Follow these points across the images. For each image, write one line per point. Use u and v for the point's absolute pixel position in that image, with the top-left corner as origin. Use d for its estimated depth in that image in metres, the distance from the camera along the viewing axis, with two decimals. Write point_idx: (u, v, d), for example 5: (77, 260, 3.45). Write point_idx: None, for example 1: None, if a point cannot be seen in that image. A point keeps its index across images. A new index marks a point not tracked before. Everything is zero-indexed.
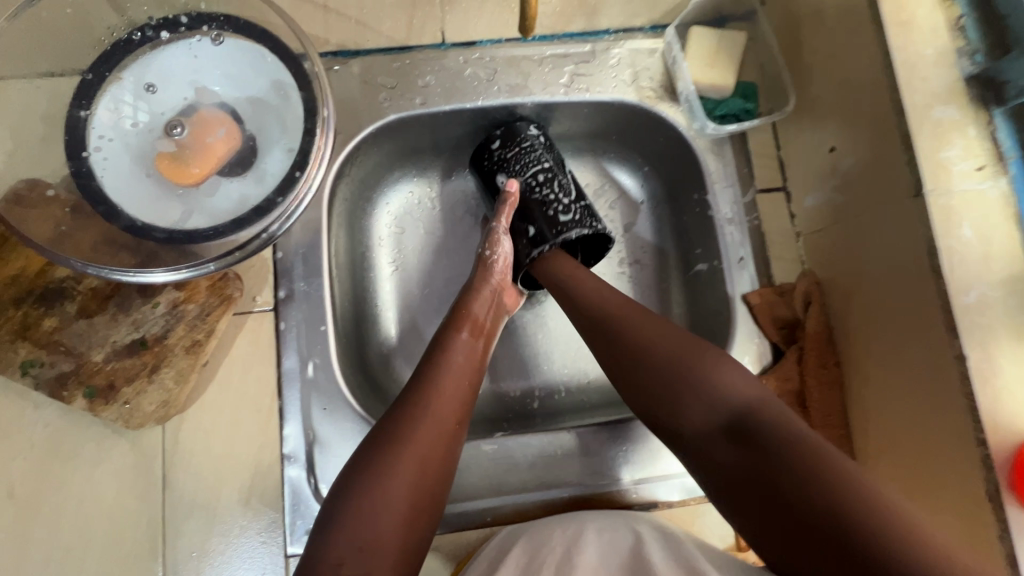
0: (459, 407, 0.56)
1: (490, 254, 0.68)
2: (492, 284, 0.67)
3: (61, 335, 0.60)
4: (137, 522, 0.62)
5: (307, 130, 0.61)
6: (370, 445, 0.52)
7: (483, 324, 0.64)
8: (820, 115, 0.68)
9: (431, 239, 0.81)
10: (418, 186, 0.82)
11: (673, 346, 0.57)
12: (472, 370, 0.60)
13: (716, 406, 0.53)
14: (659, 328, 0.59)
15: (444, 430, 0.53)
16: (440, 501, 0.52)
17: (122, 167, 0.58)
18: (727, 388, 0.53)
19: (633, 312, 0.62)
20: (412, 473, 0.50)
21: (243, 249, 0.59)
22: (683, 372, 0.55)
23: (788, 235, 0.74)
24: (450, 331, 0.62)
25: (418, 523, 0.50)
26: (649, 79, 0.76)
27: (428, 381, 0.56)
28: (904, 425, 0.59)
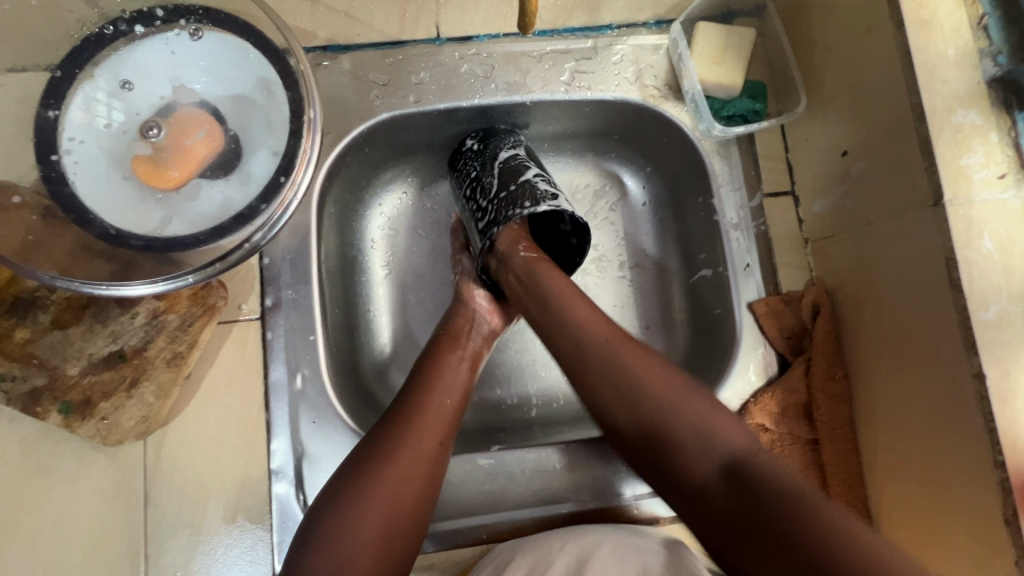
0: (443, 430, 0.53)
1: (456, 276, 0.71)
2: (471, 304, 0.66)
3: (33, 347, 0.57)
4: (117, 542, 0.59)
5: (293, 132, 0.57)
6: (352, 463, 0.50)
7: (468, 345, 0.62)
8: (831, 117, 0.65)
9: (416, 247, 0.78)
10: (394, 192, 0.78)
11: (664, 383, 0.51)
12: (458, 391, 0.57)
13: (708, 448, 0.47)
14: (649, 361, 0.53)
15: (423, 457, 0.51)
16: (422, 526, 0.50)
17: (96, 171, 0.54)
18: (721, 433, 0.48)
19: (624, 342, 0.54)
20: (389, 495, 0.48)
21: (225, 259, 0.56)
22: (673, 410, 0.49)
23: (795, 241, 0.71)
24: (435, 353, 0.60)
25: (394, 548, 0.48)
26: (652, 77, 0.73)
27: (413, 398, 0.54)
28: (915, 442, 0.57)
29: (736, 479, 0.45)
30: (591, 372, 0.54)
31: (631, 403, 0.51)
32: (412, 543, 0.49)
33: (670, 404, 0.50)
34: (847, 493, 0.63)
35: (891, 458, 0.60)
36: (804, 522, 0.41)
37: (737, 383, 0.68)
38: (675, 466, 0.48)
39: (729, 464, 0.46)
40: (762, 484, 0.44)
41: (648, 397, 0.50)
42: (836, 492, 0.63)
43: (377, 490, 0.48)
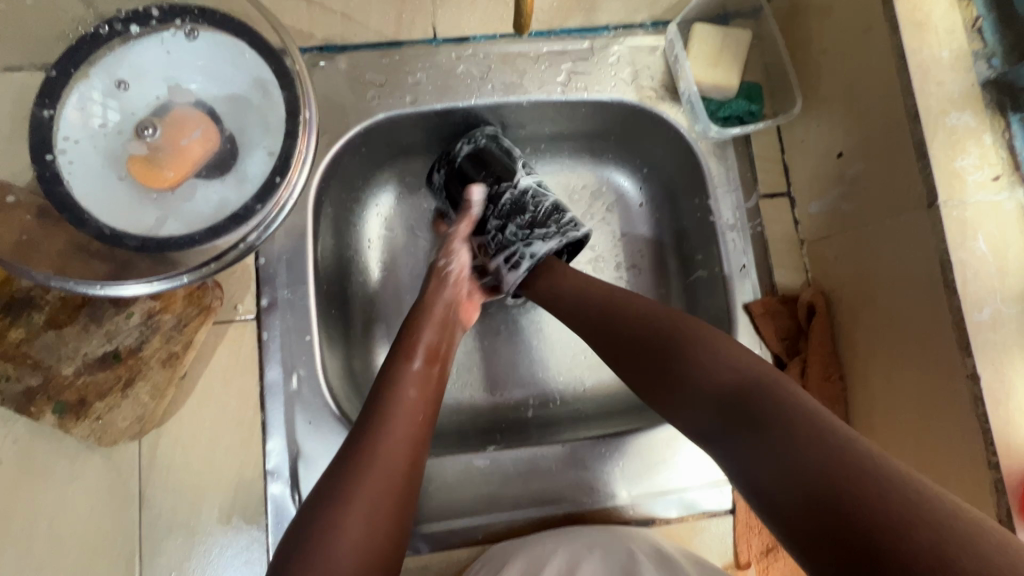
0: (412, 446, 0.52)
1: (447, 264, 0.68)
2: (446, 295, 0.66)
3: (28, 347, 0.57)
4: (112, 542, 0.59)
5: (288, 132, 0.57)
6: (326, 483, 0.48)
7: (439, 348, 0.61)
8: (827, 118, 0.66)
9: (407, 251, 0.78)
10: (382, 198, 0.78)
11: (679, 335, 0.54)
12: (427, 400, 0.56)
13: (706, 382, 0.49)
14: (664, 317, 0.57)
15: (394, 475, 0.50)
16: (399, 542, 0.49)
17: (92, 170, 0.54)
18: (725, 368, 0.49)
19: (640, 302, 0.59)
20: (365, 514, 0.47)
21: (220, 259, 0.55)
22: (675, 350, 0.53)
23: (791, 242, 0.72)
24: (400, 360, 0.58)
25: (374, 567, 0.46)
26: (649, 78, 0.74)
27: (380, 414, 0.53)
28: (908, 445, 0.57)
29: (744, 402, 0.46)
30: (611, 329, 0.58)
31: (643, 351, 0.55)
32: (391, 561, 0.48)
33: (679, 350, 0.53)
34: None
35: None
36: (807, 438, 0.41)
37: None
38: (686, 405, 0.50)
39: (727, 395, 0.48)
40: (770, 405, 0.44)
41: (647, 342, 0.55)
42: None
43: (353, 509, 0.47)
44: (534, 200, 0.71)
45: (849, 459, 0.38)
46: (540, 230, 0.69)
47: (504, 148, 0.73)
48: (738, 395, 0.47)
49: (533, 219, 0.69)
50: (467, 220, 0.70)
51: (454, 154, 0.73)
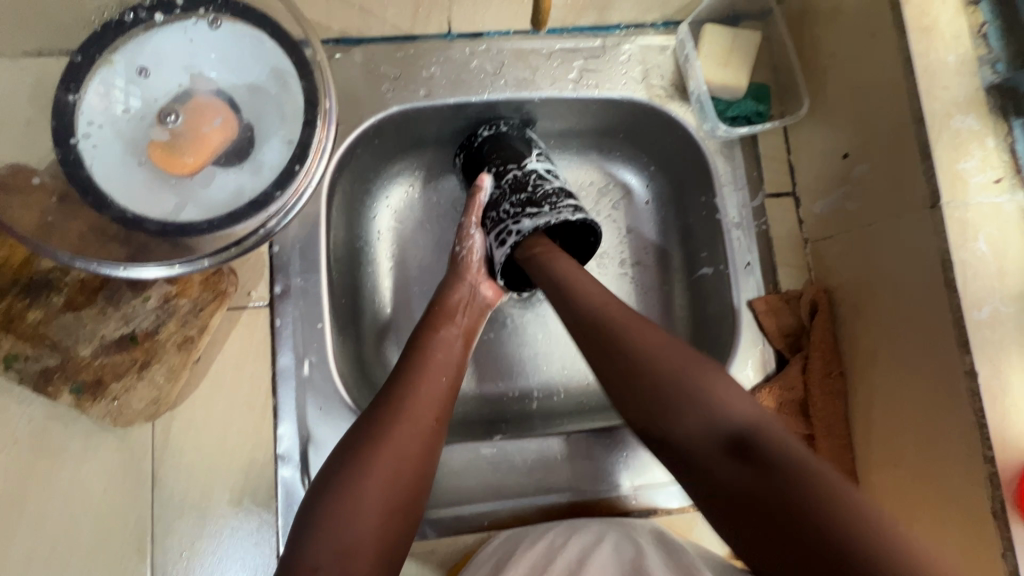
0: (439, 407, 0.55)
1: (461, 250, 0.70)
2: (466, 281, 0.67)
3: (46, 328, 0.58)
4: (125, 521, 0.60)
5: (307, 121, 0.59)
6: (352, 444, 0.50)
7: (462, 322, 0.63)
8: (833, 120, 0.67)
9: (415, 246, 0.79)
10: (392, 193, 0.79)
11: (675, 363, 0.51)
12: (453, 367, 0.59)
13: (717, 422, 0.48)
14: (659, 337, 0.53)
15: (419, 429, 0.52)
16: (419, 502, 0.51)
17: (113, 156, 0.55)
18: (723, 405, 0.48)
19: (634, 318, 0.55)
20: (390, 472, 0.49)
21: (240, 245, 0.57)
22: (676, 378, 0.50)
23: (795, 241, 0.73)
24: (428, 330, 0.61)
25: (392, 526, 0.48)
26: (659, 77, 0.75)
27: (406, 377, 0.55)
28: (907, 442, 0.59)
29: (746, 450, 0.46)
30: (605, 345, 0.54)
31: (642, 377, 0.51)
32: (410, 522, 0.50)
33: (679, 379, 0.50)
34: None
35: (885, 452, 0.62)
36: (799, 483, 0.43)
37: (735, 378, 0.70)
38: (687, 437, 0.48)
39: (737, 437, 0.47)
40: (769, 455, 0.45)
41: (656, 369, 0.51)
42: None
43: (375, 468, 0.48)
44: (536, 182, 0.69)
45: (836, 498, 0.41)
46: (532, 208, 0.67)
47: (524, 137, 0.75)
48: (736, 437, 0.47)
49: (529, 198, 0.68)
50: (475, 207, 0.70)
51: (475, 138, 0.76)
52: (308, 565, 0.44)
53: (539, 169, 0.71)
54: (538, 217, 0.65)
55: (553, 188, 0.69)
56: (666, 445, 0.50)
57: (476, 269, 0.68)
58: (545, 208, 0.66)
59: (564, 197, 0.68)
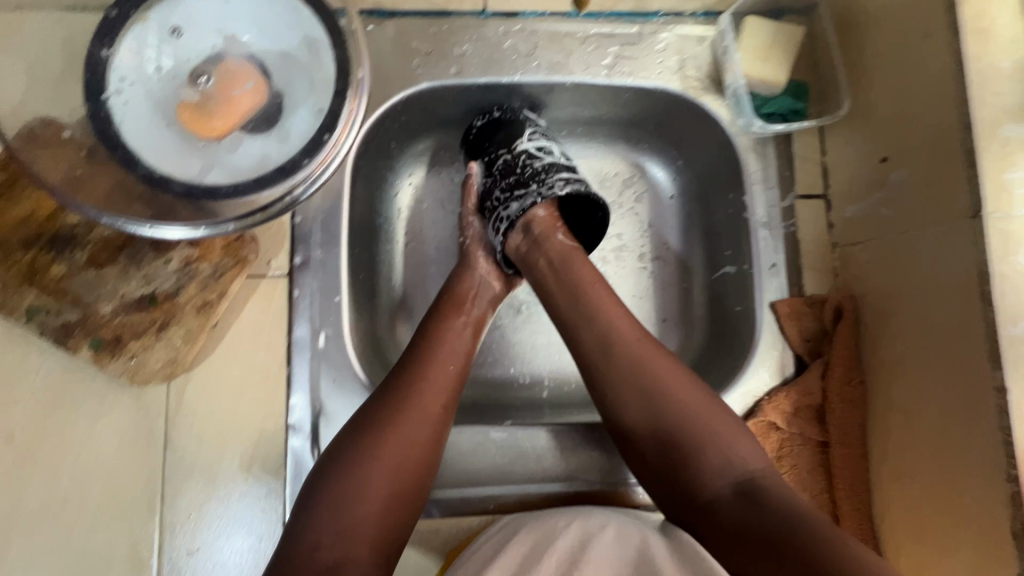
0: (447, 394, 0.55)
1: (464, 239, 0.69)
2: (471, 265, 0.67)
3: (69, 283, 0.58)
4: (138, 478, 0.61)
5: (338, 91, 0.58)
6: (359, 427, 0.51)
7: (471, 313, 0.63)
8: (873, 122, 0.65)
9: (435, 225, 0.79)
10: (416, 171, 0.79)
11: (693, 406, 0.54)
12: (462, 355, 0.59)
13: (726, 463, 0.51)
14: (677, 374, 0.56)
15: (427, 417, 0.53)
16: (424, 489, 0.52)
17: (142, 114, 0.55)
18: (734, 448, 0.52)
19: (651, 348, 0.57)
20: (392, 458, 0.50)
21: (266, 210, 0.58)
22: (689, 418, 0.53)
23: (823, 244, 0.71)
24: (439, 316, 0.62)
25: (395, 510, 0.49)
26: (695, 68, 0.73)
27: (415, 366, 0.56)
28: (925, 458, 0.58)
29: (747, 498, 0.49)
30: (620, 377, 0.56)
31: (652, 415, 0.54)
32: (413, 505, 0.51)
33: (694, 421, 0.53)
34: (852, 497, 0.64)
35: (903, 466, 0.61)
36: (799, 528, 0.45)
37: (751, 380, 0.69)
38: (692, 479, 0.51)
39: (742, 482, 0.50)
40: (771, 499, 0.48)
41: (668, 407, 0.54)
42: (842, 495, 0.64)
43: (381, 453, 0.50)
44: (525, 162, 0.68)
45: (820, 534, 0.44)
46: (521, 190, 0.66)
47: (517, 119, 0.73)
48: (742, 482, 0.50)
49: (518, 179, 0.67)
50: (470, 195, 0.71)
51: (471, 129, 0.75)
52: (311, 542, 0.46)
53: (530, 148, 0.69)
54: (526, 198, 0.65)
55: (543, 165, 0.68)
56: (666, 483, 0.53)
57: (484, 258, 0.68)
58: (534, 186, 0.66)
59: (557, 173, 0.67)
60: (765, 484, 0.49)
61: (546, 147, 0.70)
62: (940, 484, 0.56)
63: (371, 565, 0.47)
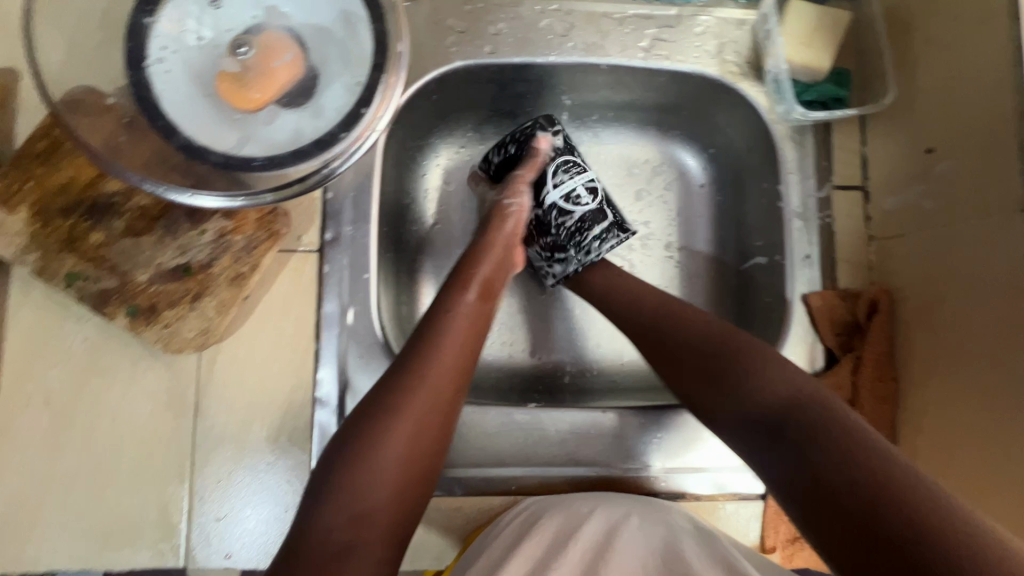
0: (458, 374, 0.54)
1: (511, 205, 0.66)
2: (505, 240, 0.64)
3: (107, 250, 0.59)
4: (169, 444, 0.62)
5: (376, 66, 0.59)
6: (370, 410, 0.50)
7: (478, 275, 0.60)
8: (920, 112, 0.64)
9: (462, 206, 0.78)
10: (444, 152, 0.78)
11: (726, 347, 0.56)
12: (475, 332, 0.57)
13: (766, 395, 0.51)
14: (710, 326, 0.59)
15: (438, 400, 0.51)
16: (434, 471, 0.52)
17: (182, 83, 0.55)
18: (773, 380, 0.51)
19: (687, 310, 0.61)
20: (404, 444, 0.49)
21: (303, 181, 0.57)
22: (726, 361, 0.55)
23: (859, 237, 0.70)
24: (454, 291, 0.58)
25: (408, 492, 0.49)
26: (734, 53, 0.71)
27: (426, 345, 0.53)
28: (959, 457, 0.57)
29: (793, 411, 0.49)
30: (655, 335, 0.61)
31: (699, 346, 0.57)
32: (425, 486, 0.51)
33: (730, 363, 0.54)
34: None
35: (931, 463, 0.60)
36: (846, 444, 0.45)
37: None
38: (736, 416, 0.52)
39: (784, 410, 0.49)
40: (813, 424, 0.47)
41: (704, 354, 0.57)
42: None
43: (393, 438, 0.48)
44: (557, 221, 0.68)
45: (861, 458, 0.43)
46: (560, 254, 0.69)
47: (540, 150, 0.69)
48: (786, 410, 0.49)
49: (554, 242, 0.68)
50: (532, 167, 0.68)
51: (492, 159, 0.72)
52: (324, 525, 0.46)
53: (558, 201, 0.68)
54: (568, 263, 0.69)
55: (575, 224, 0.68)
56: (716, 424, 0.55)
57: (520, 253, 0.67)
58: (573, 253, 0.68)
59: (591, 233, 0.68)
60: (805, 406, 0.49)
61: (574, 193, 0.68)
62: (970, 483, 0.56)
63: (384, 547, 0.47)
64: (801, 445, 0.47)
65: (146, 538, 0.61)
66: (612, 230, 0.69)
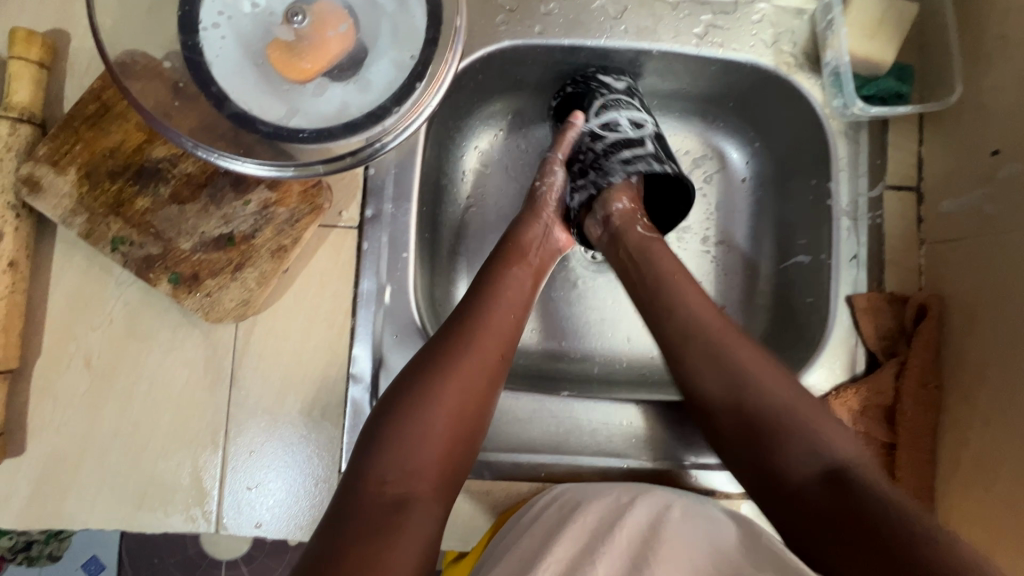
0: (504, 342, 0.56)
1: (541, 184, 0.69)
2: (543, 220, 0.66)
3: (152, 217, 0.59)
4: (204, 412, 0.63)
5: (428, 41, 0.58)
6: (422, 369, 0.52)
7: (534, 261, 0.63)
8: (986, 112, 0.61)
9: (499, 191, 0.77)
10: (484, 135, 0.77)
11: (777, 389, 0.50)
12: (522, 306, 0.59)
13: (819, 453, 0.47)
14: (757, 358, 0.53)
15: (486, 363, 0.53)
16: (479, 435, 0.53)
17: (235, 51, 0.55)
18: (829, 438, 0.47)
19: (733, 334, 0.54)
20: (453, 403, 0.50)
21: (356, 155, 0.57)
22: (777, 405, 0.50)
23: (910, 240, 0.68)
24: (502, 265, 0.61)
25: (456, 452, 0.50)
26: (790, 43, 0.69)
27: (475, 312, 0.56)
28: (1004, 468, 0.56)
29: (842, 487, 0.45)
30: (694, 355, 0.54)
31: (744, 394, 0.51)
32: (470, 450, 0.52)
33: (781, 408, 0.49)
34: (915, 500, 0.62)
35: (975, 473, 0.59)
36: (904, 529, 0.41)
37: (818, 374, 0.66)
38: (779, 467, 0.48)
39: (838, 476, 0.45)
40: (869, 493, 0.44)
41: (755, 390, 0.51)
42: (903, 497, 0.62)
43: (443, 395, 0.50)
44: (589, 146, 0.69)
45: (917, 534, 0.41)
46: (582, 178, 0.69)
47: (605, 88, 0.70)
48: (838, 475, 0.45)
49: (582, 166, 0.69)
50: (563, 144, 0.69)
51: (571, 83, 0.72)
52: (377, 476, 0.47)
53: (594, 126, 0.69)
54: (586, 189, 0.68)
55: (605, 147, 0.69)
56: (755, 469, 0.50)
57: (553, 209, 0.68)
58: (591, 173, 0.68)
59: (616, 157, 0.68)
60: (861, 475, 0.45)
61: (613, 123, 0.69)
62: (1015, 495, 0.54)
63: (435, 504, 0.48)
64: (857, 528, 0.42)
65: (179, 503, 0.62)
66: (643, 157, 0.67)
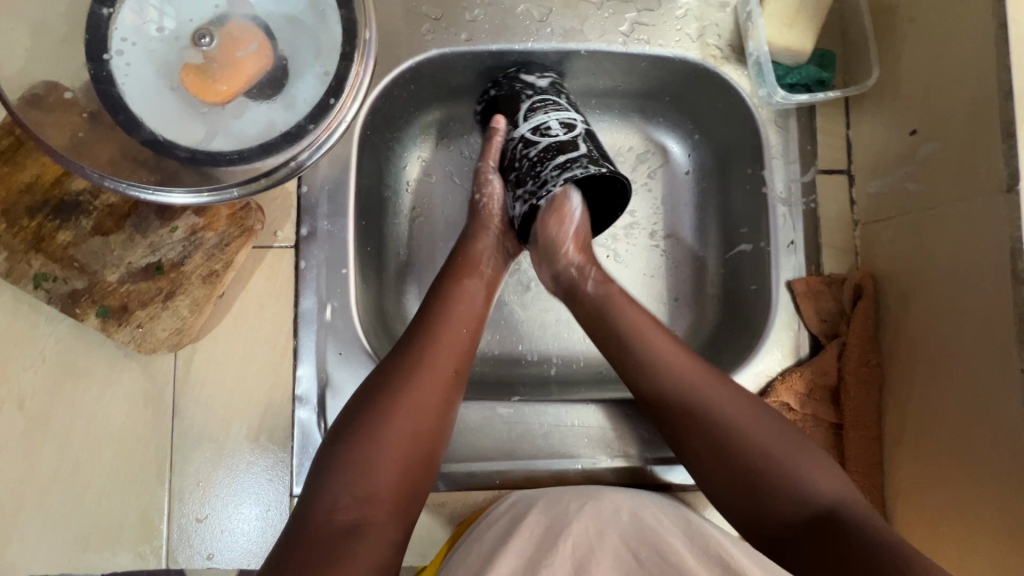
0: (458, 355, 0.56)
1: (481, 197, 0.68)
2: (490, 230, 0.66)
3: (75, 251, 0.58)
4: (145, 446, 0.61)
5: (345, 54, 0.57)
6: (373, 389, 0.52)
7: (485, 272, 0.64)
8: (902, 93, 0.63)
9: (441, 202, 0.77)
10: (417, 148, 0.76)
11: (760, 435, 0.52)
12: (474, 318, 0.60)
13: (802, 498, 0.49)
14: (742, 406, 0.54)
15: (441, 378, 0.54)
16: (436, 453, 0.53)
17: (145, 76, 0.54)
18: (811, 478, 0.50)
19: (718, 382, 0.56)
20: (407, 422, 0.51)
21: (270, 175, 0.56)
22: (761, 450, 0.52)
23: (844, 222, 0.69)
24: (452, 279, 0.62)
25: (412, 472, 0.50)
26: (715, 36, 0.70)
27: (429, 328, 0.57)
28: (941, 444, 0.57)
29: (831, 527, 0.47)
30: (684, 407, 0.55)
31: (728, 447, 0.53)
32: (427, 468, 0.52)
33: (768, 454, 0.51)
34: (863, 478, 0.63)
35: (917, 448, 0.60)
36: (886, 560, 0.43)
37: (764, 362, 0.67)
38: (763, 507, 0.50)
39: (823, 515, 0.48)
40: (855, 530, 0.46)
41: (740, 438, 0.52)
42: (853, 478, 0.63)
43: (395, 417, 0.50)
44: (521, 153, 0.66)
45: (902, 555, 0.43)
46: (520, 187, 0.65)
47: (529, 84, 0.68)
48: (822, 515, 0.48)
49: (517, 176, 0.66)
50: (491, 153, 0.68)
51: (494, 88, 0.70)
52: (328, 505, 0.46)
53: (525, 133, 0.66)
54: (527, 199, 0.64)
55: (537, 154, 0.64)
56: (745, 511, 0.51)
57: (498, 221, 0.67)
58: (528, 183, 0.64)
59: (551, 162, 0.63)
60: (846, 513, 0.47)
61: (543, 125, 0.65)
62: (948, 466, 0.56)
63: (389, 526, 0.48)
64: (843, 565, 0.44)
65: (125, 542, 0.60)
66: (578, 159, 0.62)
